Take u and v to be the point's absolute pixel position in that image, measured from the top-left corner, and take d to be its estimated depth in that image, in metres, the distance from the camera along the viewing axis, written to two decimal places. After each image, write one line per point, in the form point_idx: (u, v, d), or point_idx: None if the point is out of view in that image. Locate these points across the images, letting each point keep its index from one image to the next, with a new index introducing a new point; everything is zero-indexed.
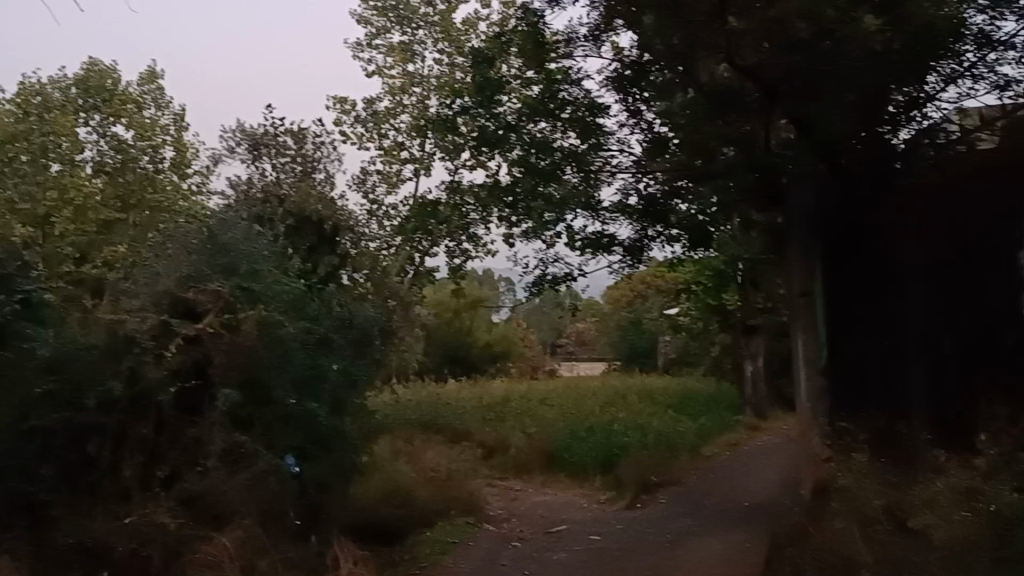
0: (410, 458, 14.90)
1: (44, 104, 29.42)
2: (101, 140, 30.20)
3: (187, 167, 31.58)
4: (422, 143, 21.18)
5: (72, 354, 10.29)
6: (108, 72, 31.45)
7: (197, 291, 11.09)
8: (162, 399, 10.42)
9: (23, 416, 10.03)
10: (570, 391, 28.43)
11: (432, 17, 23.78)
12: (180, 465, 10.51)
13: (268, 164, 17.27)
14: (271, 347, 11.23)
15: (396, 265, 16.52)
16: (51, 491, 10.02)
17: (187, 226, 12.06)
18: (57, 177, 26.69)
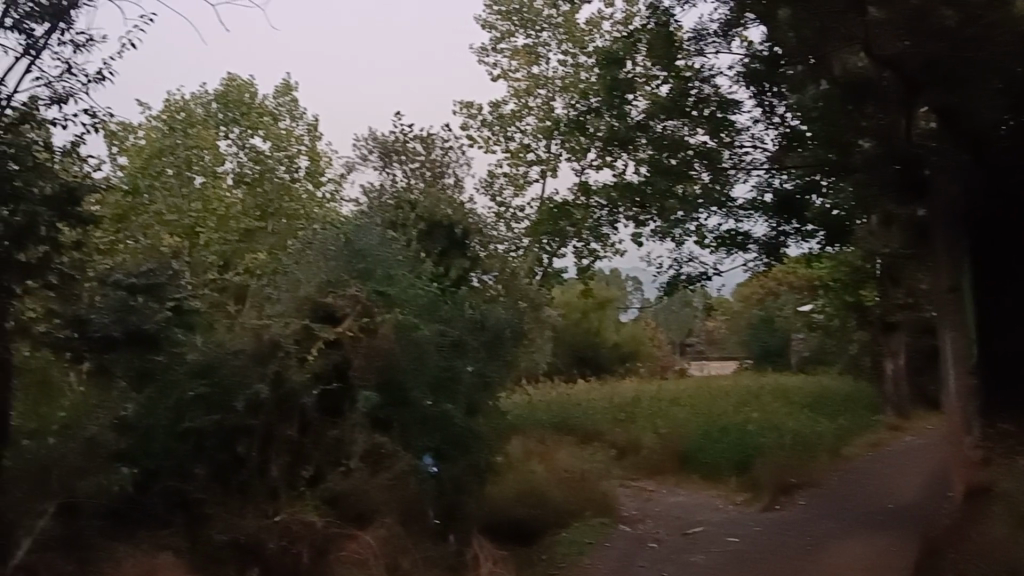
0: (544, 458, 15.01)
1: (188, 120, 30.80)
2: (241, 152, 31.40)
3: (322, 175, 32.51)
4: (549, 144, 21.29)
5: (220, 358, 10.74)
6: (246, 86, 32.68)
7: (336, 296, 11.45)
8: (306, 401, 10.76)
9: (178, 418, 10.69)
10: (701, 390, 28.06)
11: (555, 19, 23.90)
12: (324, 465, 10.88)
13: (399, 171, 17.66)
14: (407, 349, 11.70)
15: (525, 266, 16.42)
16: (205, 489, 10.58)
17: (326, 232, 12.52)
18: (201, 189, 27.84)
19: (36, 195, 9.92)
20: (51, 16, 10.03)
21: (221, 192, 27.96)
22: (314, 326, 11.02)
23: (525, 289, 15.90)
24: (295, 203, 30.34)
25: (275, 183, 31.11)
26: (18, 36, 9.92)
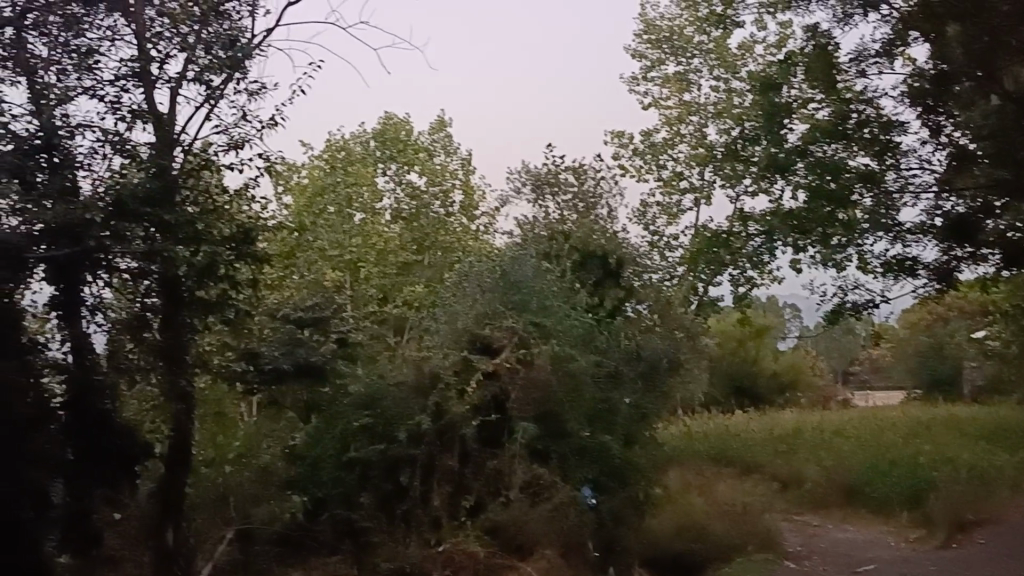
0: (703, 491, 14.72)
1: (348, 158, 31.73)
2: (398, 188, 32.19)
3: (475, 210, 33.03)
4: (703, 172, 21.06)
5: (384, 390, 11.63)
6: (402, 124, 33.56)
7: (494, 328, 11.86)
8: (466, 431, 11.27)
9: (345, 447, 11.73)
10: (866, 421, 27.07)
11: (706, 45, 23.71)
12: (483, 494, 11.23)
13: (552, 203, 17.85)
14: (564, 381, 11.89)
15: (679, 297, 16.33)
16: (370, 517, 11.29)
17: (482, 263, 12.95)
18: (361, 225, 28.72)
19: (215, 236, 10.44)
20: (228, 67, 10.63)
21: (379, 227, 28.57)
22: (474, 359, 11.61)
23: (682, 318, 15.43)
24: (450, 237, 30.88)
25: (431, 218, 31.80)
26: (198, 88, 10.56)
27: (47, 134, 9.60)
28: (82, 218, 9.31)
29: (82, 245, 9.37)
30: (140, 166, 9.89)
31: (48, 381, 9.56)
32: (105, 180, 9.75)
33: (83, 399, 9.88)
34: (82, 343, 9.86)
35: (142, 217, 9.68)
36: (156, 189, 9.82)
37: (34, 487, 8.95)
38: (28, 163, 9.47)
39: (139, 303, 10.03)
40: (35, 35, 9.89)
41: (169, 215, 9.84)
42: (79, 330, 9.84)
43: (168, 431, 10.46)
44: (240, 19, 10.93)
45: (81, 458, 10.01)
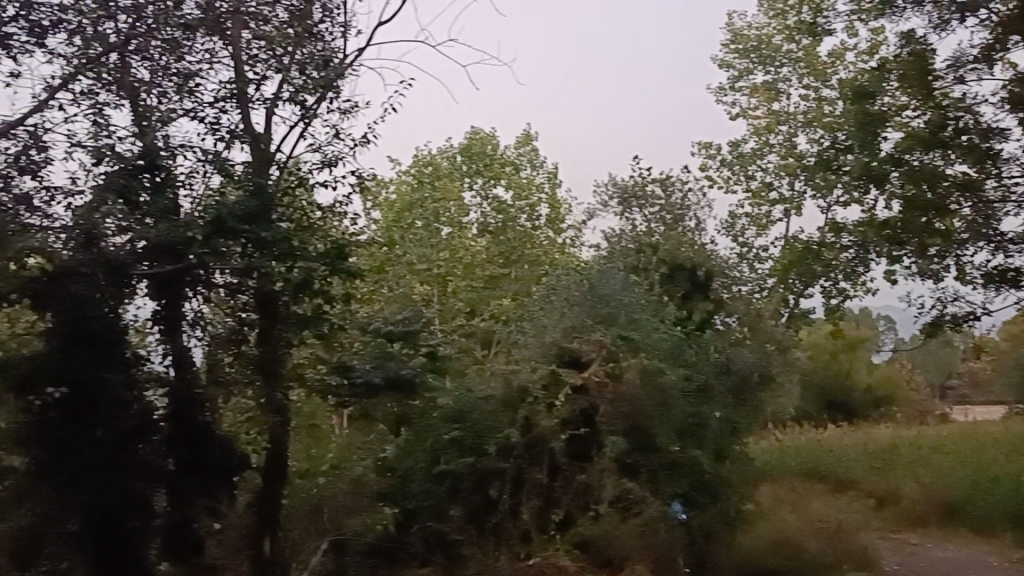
0: (796, 506, 14.44)
1: (436, 172, 31.93)
2: (484, 203, 32.40)
3: (562, 223, 33.03)
4: (793, 182, 20.74)
5: (474, 404, 12.32)
6: (488, 138, 33.79)
7: (582, 342, 12.14)
8: (554, 445, 11.76)
9: (435, 460, 12.32)
10: (967, 437, 26.26)
11: (795, 53, 23.37)
12: (573, 509, 11.70)
13: (639, 215, 17.77)
14: (653, 394, 11.97)
15: (770, 309, 16.13)
16: (461, 530, 11.80)
17: (570, 276, 13.14)
18: (448, 239, 28.96)
19: (311, 252, 10.72)
20: (322, 86, 11.13)
21: (466, 241, 28.75)
22: (562, 372, 12.01)
23: (772, 331, 15.15)
24: (536, 249, 30.93)
25: (518, 231, 31.90)
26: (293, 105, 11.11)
27: (149, 155, 10.00)
28: (183, 236, 9.67)
29: (185, 262, 9.74)
30: (237, 185, 10.30)
31: (152, 393, 9.96)
32: (203, 199, 10.16)
33: (183, 409, 10.23)
34: (183, 359, 10.25)
35: (240, 233, 9.94)
36: (253, 208, 10.08)
37: (138, 499, 9.57)
38: (133, 182, 9.85)
39: (239, 316, 10.55)
40: (138, 60, 10.23)
41: (265, 232, 10.09)
42: (179, 344, 10.20)
43: (265, 445, 11.03)
44: (331, 42, 11.56)
45: (182, 467, 10.37)
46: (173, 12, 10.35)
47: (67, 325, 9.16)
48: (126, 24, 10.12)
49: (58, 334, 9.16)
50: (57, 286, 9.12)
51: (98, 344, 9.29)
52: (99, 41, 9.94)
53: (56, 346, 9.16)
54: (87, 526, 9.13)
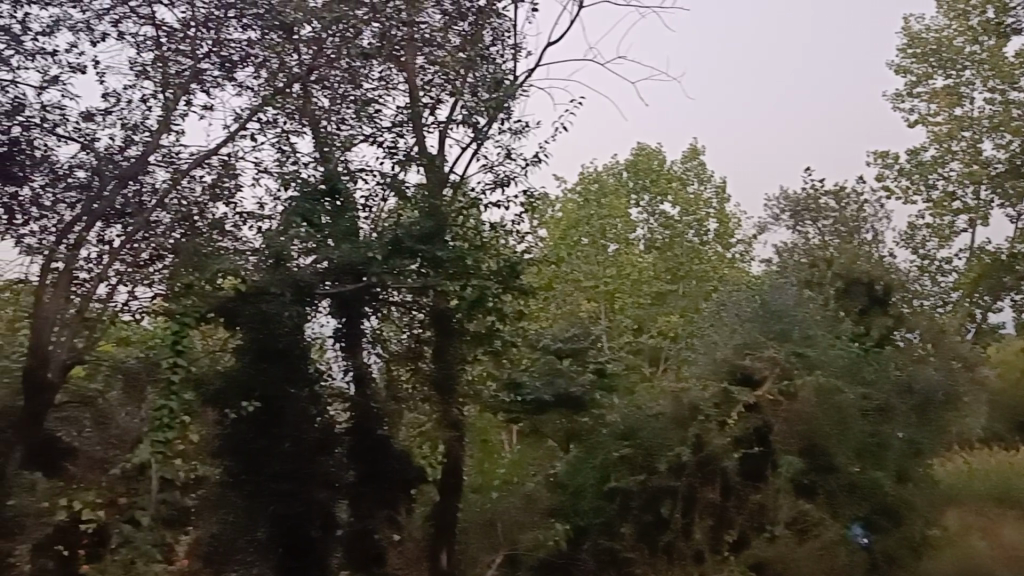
0: (987, 531, 13.68)
1: (602, 188, 31.62)
2: (651, 218, 32.18)
3: (731, 237, 32.40)
4: (979, 190, 19.69)
5: (643, 421, 12.38)
6: (654, 154, 33.55)
7: (754, 358, 11.96)
8: (727, 465, 11.67)
9: (605, 477, 12.55)
10: None
11: (979, 55, 22.25)
12: (746, 530, 11.72)
13: (813, 228, 17.30)
14: (830, 412, 11.73)
15: (955, 323, 15.37)
16: (632, 549, 12.13)
17: (741, 290, 13.01)
18: (614, 255, 28.85)
19: (485, 270, 11.17)
20: (493, 107, 11.83)
21: (635, 256, 28.53)
22: (733, 391, 11.86)
23: (958, 347, 14.47)
24: (705, 264, 30.37)
25: (686, 246, 31.46)
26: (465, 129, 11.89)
27: (330, 181, 10.72)
28: (363, 257, 10.12)
29: (367, 281, 10.26)
30: (411, 207, 10.75)
31: (335, 407, 10.76)
32: (379, 220, 10.73)
33: (364, 426, 10.88)
34: (363, 375, 10.90)
35: (418, 252, 10.34)
36: (427, 227, 10.48)
37: (321, 510, 10.52)
38: (317, 207, 10.50)
39: (418, 334, 11.14)
40: (319, 90, 10.86)
41: (440, 250, 10.46)
42: (359, 361, 10.84)
43: (443, 459, 11.62)
44: (502, 65, 12.13)
45: (363, 479, 10.98)
46: (353, 43, 10.81)
47: (257, 342, 10.16)
48: (309, 56, 10.65)
49: (250, 352, 10.21)
50: (248, 304, 10.08)
51: (284, 359, 10.24)
52: (284, 73, 10.48)
53: (248, 362, 10.20)
54: (276, 533, 10.28)
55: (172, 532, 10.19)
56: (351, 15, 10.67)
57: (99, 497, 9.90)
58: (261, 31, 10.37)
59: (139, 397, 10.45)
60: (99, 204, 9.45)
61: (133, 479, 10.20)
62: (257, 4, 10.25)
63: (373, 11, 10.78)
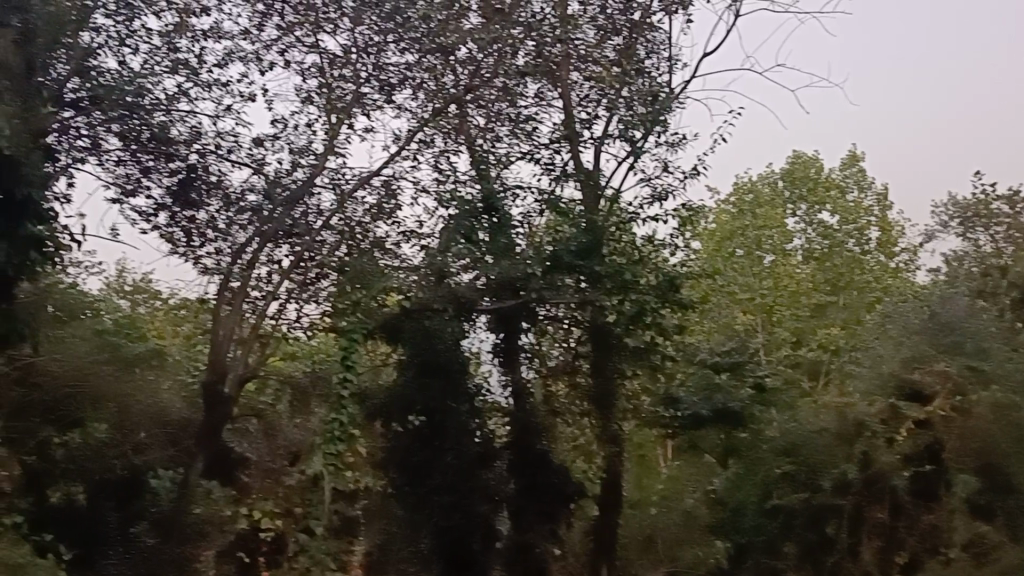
0: None
1: (757, 200, 30.79)
2: (809, 228, 31.22)
3: (894, 246, 31.03)
4: None
5: (806, 437, 12.06)
6: (812, 161, 32.58)
7: (923, 371, 11.42)
8: (896, 483, 11.33)
9: (767, 495, 12.39)
10: None
11: None
12: (919, 551, 11.39)
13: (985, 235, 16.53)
14: (1008, 430, 10.87)
15: None
16: (795, 568, 12.20)
17: (911, 303, 12.47)
18: (771, 267, 28.12)
19: (643, 285, 11.15)
20: (648, 120, 11.87)
21: (791, 267, 27.63)
22: (902, 406, 11.39)
23: None
24: (868, 274, 29.15)
25: (847, 256, 30.31)
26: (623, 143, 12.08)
27: (487, 198, 11.04)
28: (524, 272, 10.49)
29: (523, 297, 10.73)
30: (570, 221, 10.86)
31: (494, 421, 11.49)
32: (534, 235, 10.93)
33: (524, 440, 11.49)
34: (520, 389, 11.54)
35: (576, 268, 10.58)
36: (586, 242, 10.65)
37: (483, 522, 11.00)
38: (476, 222, 10.92)
39: (574, 350, 11.57)
40: (475, 108, 11.49)
41: (599, 266, 10.64)
42: (518, 375, 11.51)
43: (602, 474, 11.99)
44: (657, 78, 12.36)
45: (522, 492, 11.47)
46: (510, 62, 11.32)
47: (418, 358, 10.87)
48: (466, 76, 11.26)
49: (411, 367, 10.94)
50: (410, 320, 10.78)
51: (445, 373, 10.90)
52: (441, 94, 11.21)
53: (411, 377, 10.94)
54: (437, 546, 10.91)
55: (341, 543, 11.47)
56: (506, 35, 11.14)
57: (277, 508, 11.56)
58: (418, 54, 11.10)
59: (307, 406, 11.84)
60: (269, 227, 10.66)
61: (308, 492, 11.61)
62: (413, 29, 10.95)
63: (527, 28, 11.27)
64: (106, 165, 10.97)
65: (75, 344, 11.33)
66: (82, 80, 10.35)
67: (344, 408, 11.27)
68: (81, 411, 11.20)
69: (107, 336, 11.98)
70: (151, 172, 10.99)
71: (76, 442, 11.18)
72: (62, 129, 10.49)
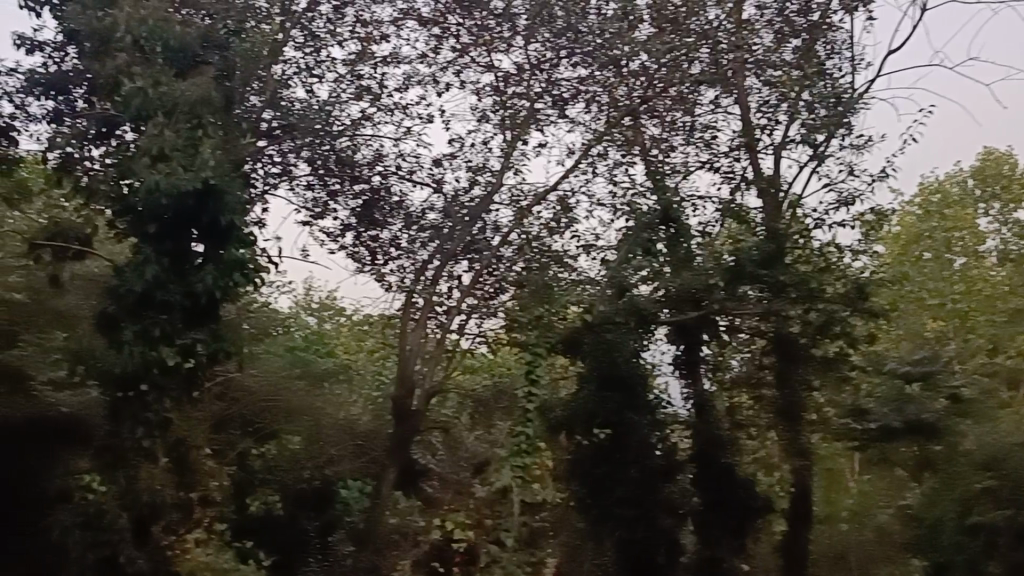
0: None
1: (945, 200, 28.95)
2: (1004, 228, 29.39)
3: None
4: None
5: (1007, 452, 11.61)
6: (1005, 158, 30.71)
7: None
8: None
9: (967, 511, 11.78)
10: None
11: None
12: None
13: None
14: None
15: None
16: None
17: None
18: (963, 271, 26.62)
19: (830, 294, 11.01)
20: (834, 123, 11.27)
21: (986, 271, 26.06)
22: None
23: None
24: None
25: None
26: (807, 148, 11.65)
27: (666, 209, 11.25)
28: (705, 284, 10.83)
29: (705, 307, 10.97)
30: (753, 232, 11.08)
31: (678, 435, 11.46)
32: (713, 244, 11.15)
33: (710, 453, 11.34)
34: (701, 401, 11.46)
35: (759, 277, 10.73)
36: (770, 251, 10.79)
37: (668, 536, 11.05)
38: (654, 235, 11.14)
39: (759, 360, 11.41)
40: (649, 119, 11.93)
41: (782, 275, 10.74)
42: (700, 387, 11.55)
43: (791, 488, 11.45)
44: (840, 78, 12.04)
45: (709, 507, 11.31)
46: (687, 71, 11.61)
47: (600, 371, 11.20)
48: (642, 88, 11.76)
49: (594, 379, 11.29)
50: (594, 332, 11.14)
51: (626, 386, 11.22)
52: (615, 107, 11.84)
53: (593, 390, 11.28)
54: (621, 559, 11.00)
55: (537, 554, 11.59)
56: (681, 43, 11.52)
57: (469, 518, 11.61)
58: (589, 69, 11.81)
59: (488, 420, 12.16)
60: (449, 243, 11.62)
61: (498, 503, 11.79)
62: (586, 44, 11.70)
63: (702, 36, 11.53)
64: (297, 190, 11.73)
65: (270, 360, 12.56)
66: (274, 112, 11.14)
67: (529, 423, 11.82)
68: (273, 424, 12.19)
69: (299, 351, 13.15)
70: (337, 195, 11.93)
71: (272, 453, 12.06)
72: (257, 157, 11.16)
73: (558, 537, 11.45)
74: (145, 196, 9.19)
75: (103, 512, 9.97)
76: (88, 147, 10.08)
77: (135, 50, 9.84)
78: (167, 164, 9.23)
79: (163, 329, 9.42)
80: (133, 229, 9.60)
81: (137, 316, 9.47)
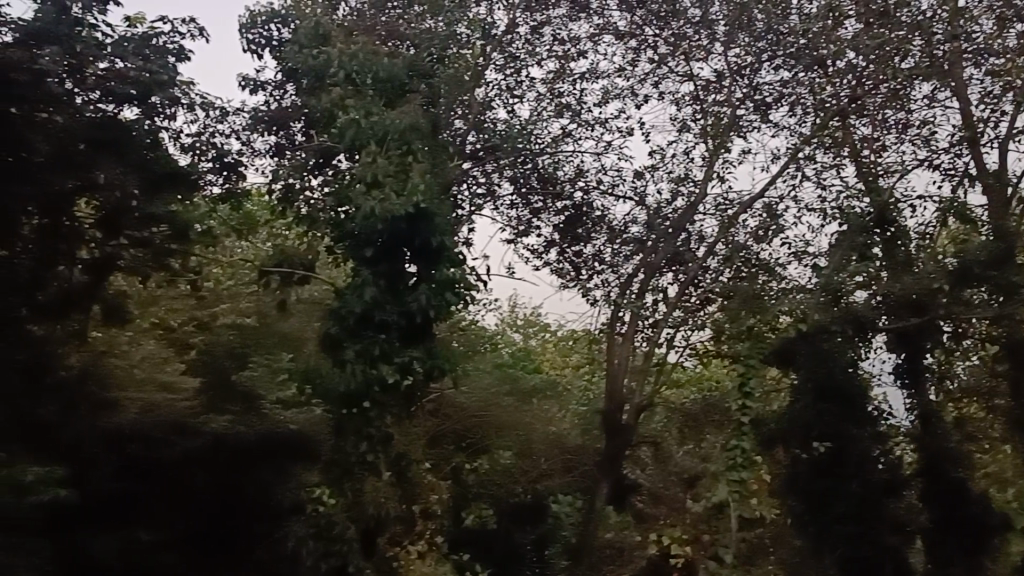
0: None
1: None
2: None
3: None
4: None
5: None
6: None
7: None
8: None
9: None
10: None
11: None
12: None
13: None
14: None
15: None
16: None
17: None
18: None
19: None
20: None
21: None
22: None
23: None
24: None
25: None
26: None
27: (880, 211, 11.00)
28: (930, 289, 10.24)
29: (928, 315, 10.45)
30: (980, 232, 10.58)
31: (901, 448, 10.95)
32: (934, 246, 10.80)
33: (937, 467, 10.77)
34: (926, 412, 10.99)
35: (990, 279, 10.01)
36: (997, 252, 10.16)
37: (895, 556, 10.32)
38: (869, 239, 10.91)
39: (988, 369, 11.03)
40: (860, 118, 11.54)
41: (1015, 276, 10.01)
42: (924, 396, 11.07)
43: None
44: None
45: (937, 524, 10.68)
46: (897, 66, 11.20)
47: (817, 382, 10.59)
48: (852, 88, 11.46)
49: (809, 391, 10.63)
50: (805, 343, 10.80)
51: (846, 399, 10.59)
52: (822, 110, 11.59)
53: (811, 402, 10.63)
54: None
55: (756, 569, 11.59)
56: (893, 37, 11.15)
57: (685, 533, 11.89)
58: (790, 73, 11.82)
59: (699, 435, 12.15)
60: (651, 257, 11.78)
61: (713, 519, 11.73)
62: (789, 45, 11.62)
63: (915, 27, 11.08)
64: (500, 209, 12.09)
65: (480, 377, 12.73)
66: (476, 134, 11.68)
67: (744, 435, 11.43)
68: (487, 439, 12.48)
69: (507, 369, 13.55)
70: (540, 212, 12.17)
71: (484, 467, 12.31)
72: (462, 179, 11.72)
73: (777, 555, 11.19)
74: (363, 221, 9.65)
75: (332, 522, 10.61)
76: (308, 177, 10.86)
77: (347, 83, 10.41)
78: (381, 190, 9.64)
79: (382, 348, 9.88)
80: (351, 252, 10.11)
81: (358, 337, 9.94)
